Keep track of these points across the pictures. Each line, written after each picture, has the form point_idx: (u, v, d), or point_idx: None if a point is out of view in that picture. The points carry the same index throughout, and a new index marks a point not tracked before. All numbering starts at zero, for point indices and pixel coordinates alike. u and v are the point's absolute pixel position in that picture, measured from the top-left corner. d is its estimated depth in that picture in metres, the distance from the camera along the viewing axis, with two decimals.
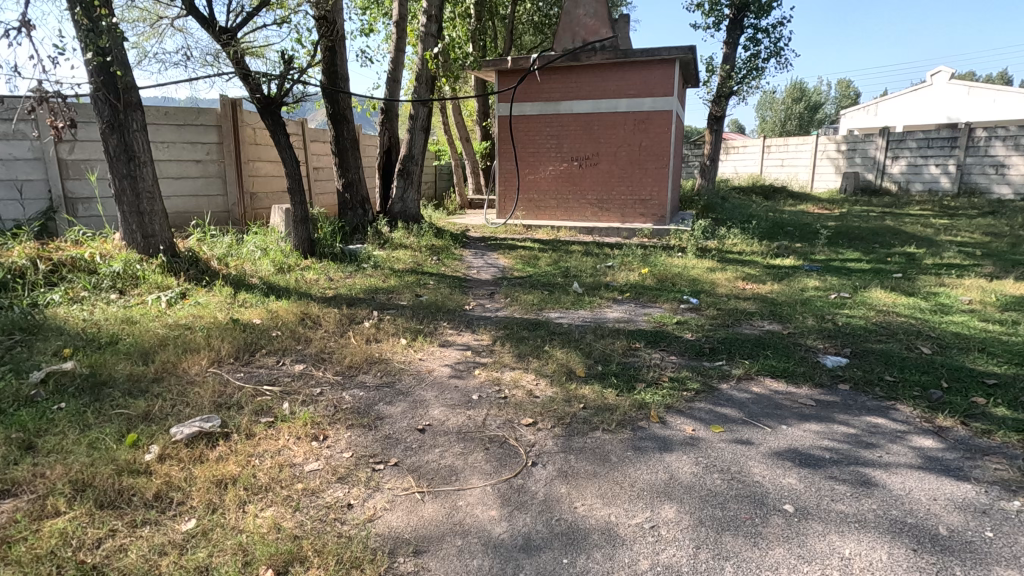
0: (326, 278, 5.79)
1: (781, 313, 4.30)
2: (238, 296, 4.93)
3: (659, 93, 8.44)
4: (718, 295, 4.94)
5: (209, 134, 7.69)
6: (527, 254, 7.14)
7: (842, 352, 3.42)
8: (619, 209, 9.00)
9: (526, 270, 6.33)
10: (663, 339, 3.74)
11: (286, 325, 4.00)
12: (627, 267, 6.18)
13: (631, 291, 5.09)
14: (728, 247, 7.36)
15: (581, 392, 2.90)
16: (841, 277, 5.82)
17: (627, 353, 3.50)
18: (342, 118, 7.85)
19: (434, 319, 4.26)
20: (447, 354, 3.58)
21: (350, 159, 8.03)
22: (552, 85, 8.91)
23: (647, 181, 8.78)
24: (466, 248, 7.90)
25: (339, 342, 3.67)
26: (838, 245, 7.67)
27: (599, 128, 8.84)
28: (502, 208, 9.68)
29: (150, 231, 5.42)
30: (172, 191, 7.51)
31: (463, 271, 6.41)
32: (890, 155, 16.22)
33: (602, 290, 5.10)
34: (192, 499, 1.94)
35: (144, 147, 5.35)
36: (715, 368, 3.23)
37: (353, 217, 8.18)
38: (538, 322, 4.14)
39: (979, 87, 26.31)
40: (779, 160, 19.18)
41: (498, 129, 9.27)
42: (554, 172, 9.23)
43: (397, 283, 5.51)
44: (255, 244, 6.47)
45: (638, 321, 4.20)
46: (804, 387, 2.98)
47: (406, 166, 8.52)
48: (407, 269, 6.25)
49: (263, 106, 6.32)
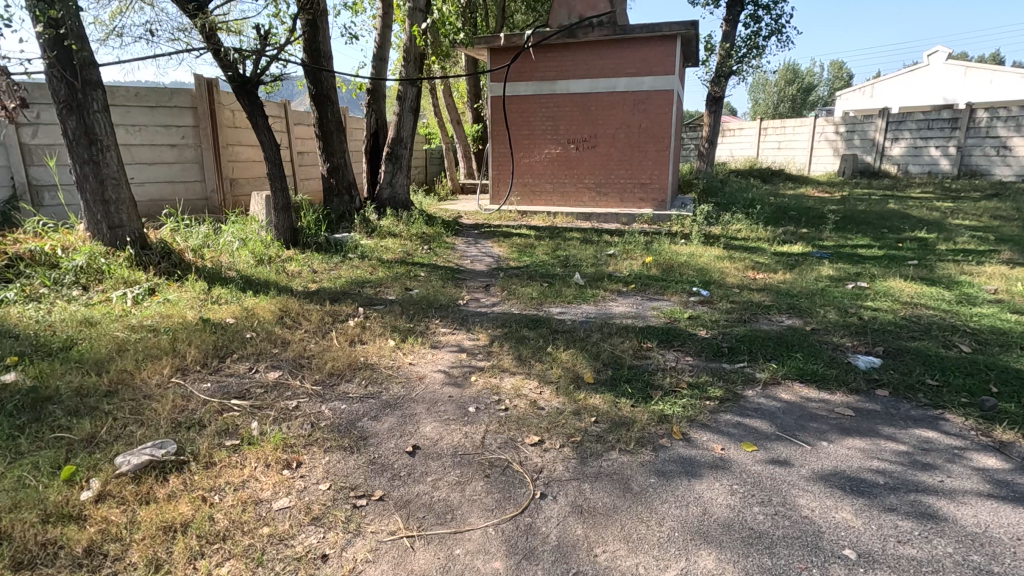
0: (308, 270, 5.41)
1: (800, 306, 3.99)
2: (213, 291, 4.55)
3: (660, 71, 8.04)
4: (729, 286, 4.62)
5: (184, 116, 7.23)
6: (524, 243, 6.79)
7: (874, 351, 3.11)
8: (617, 194, 8.65)
9: (522, 259, 5.99)
10: (676, 338, 3.42)
11: (263, 324, 3.64)
12: (630, 255, 5.84)
13: (637, 282, 4.76)
14: (733, 234, 7.04)
15: (591, 404, 2.58)
16: (854, 265, 5.52)
17: (639, 354, 3.17)
18: (326, 99, 7.41)
19: (425, 316, 3.91)
20: (441, 357, 3.23)
21: (335, 143, 7.61)
22: (547, 64, 8.48)
23: (647, 164, 8.41)
24: (459, 236, 7.52)
25: (321, 345, 3.32)
26: (845, 230, 7.37)
27: (596, 109, 8.44)
28: (496, 194, 9.30)
29: (117, 221, 5.01)
30: (145, 177, 7.06)
31: (456, 261, 6.05)
32: (889, 137, 15.91)
33: (605, 281, 4.77)
34: (132, 553, 1.60)
35: (107, 130, 4.91)
36: (738, 371, 2.92)
37: (340, 204, 7.78)
38: (539, 318, 3.80)
39: (975, 68, 25.99)
40: (776, 142, 18.84)
41: (490, 111, 8.85)
42: (549, 155, 8.84)
43: (386, 275, 5.14)
44: (233, 234, 6.05)
45: (647, 317, 3.87)
46: (838, 393, 2.68)
47: (394, 149, 8.10)
48: (396, 260, 5.88)
49: (237, 87, 5.80)
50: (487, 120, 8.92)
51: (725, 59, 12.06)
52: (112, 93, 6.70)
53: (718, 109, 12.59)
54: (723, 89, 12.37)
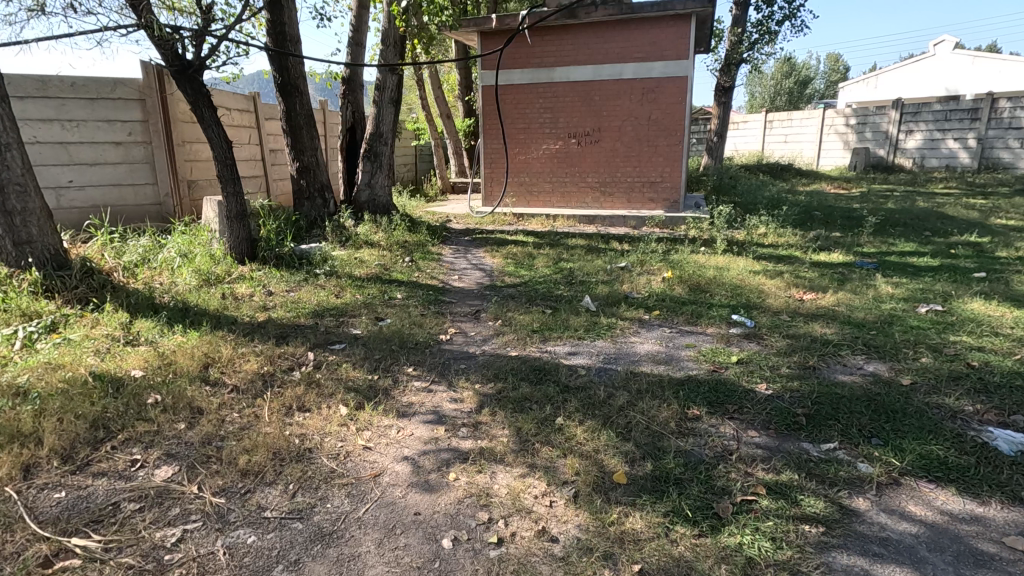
0: (262, 293, 4.50)
1: (878, 343, 3.10)
2: (133, 327, 3.61)
3: (671, 55, 7.13)
4: (775, 313, 3.74)
5: (129, 109, 6.25)
6: (520, 253, 5.87)
7: (1014, 423, 2.23)
8: (624, 194, 7.76)
9: (519, 274, 5.10)
10: (730, 399, 2.54)
11: (175, 383, 2.71)
12: (646, 270, 4.94)
13: (660, 308, 3.86)
14: (760, 240, 6.15)
15: (630, 535, 1.68)
16: (912, 279, 4.64)
17: (685, 429, 2.29)
18: (293, 89, 6.48)
19: (394, 363, 3.01)
20: (409, 435, 2.33)
21: (305, 139, 6.69)
22: (544, 48, 7.56)
23: (657, 161, 7.51)
24: (446, 244, 6.61)
25: (246, 417, 2.41)
26: (886, 234, 6.49)
27: (600, 99, 7.53)
28: (488, 195, 8.39)
29: (25, 236, 4.03)
30: (84, 180, 6.10)
31: (441, 277, 5.14)
32: (903, 129, 15.05)
33: (622, 307, 3.85)
34: None
35: (4, 123, 3.88)
36: (832, 462, 2.04)
37: (311, 209, 6.90)
38: (542, 366, 2.89)
39: (981, 57, 25.18)
40: (782, 136, 18.11)
41: (482, 102, 7.94)
42: (548, 151, 7.93)
43: (354, 300, 4.23)
44: (178, 247, 5.11)
45: (683, 363, 2.96)
46: (996, 506, 1.80)
47: (372, 145, 7.15)
48: (370, 277, 4.97)
49: (176, 74, 4.79)
50: (478, 113, 8.01)
51: (735, 45, 11.17)
52: (43, 83, 5.74)
53: (727, 99, 11.69)
54: (733, 78, 11.46)
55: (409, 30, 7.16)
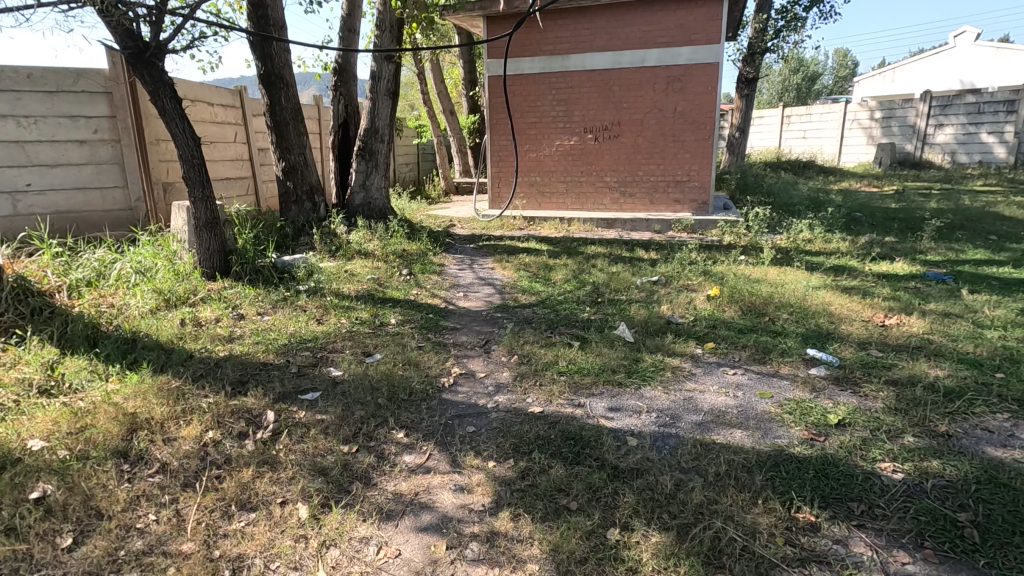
0: (231, 318, 3.78)
1: (1018, 395, 2.35)
2: (59, 369, 2.87)
3: (701, 39, 6.37)
4: (860, 347, 2.99)
5: (94, 103, 5.35)
6: (533, 265, 5.13)
7: None
8: (646, 195, 7.00)
9: (534, 290, 4.36)
10: (852, 491, 1.79)
11: (73, 471, 1.95)
12: (683, 287, 4.19)
13: (714, 340, 3.12)
14: (807, 247, 5.39)
15: None
16: (1006, 297, 3.87)
17: (803, 553, 1.55)
18: (277, 79, 5.77)
19: (379, 426, 2.28)
20: (393, 558, 1.59)
21: (291, 135, 5.99)
22: (558, 33, 6.82)
23: (684, 157, 6.76)
24: (450, 253, 5.89)
25: (162, 530, 1.69)
26: (949, 239, 5.71)
27: (620, 89, 6.78)
28: (495, 196, 7.66)
29: None
30: (44, 183, 5.24)
31: (444, 294, 4.41)
32: (933, 122, 14.19)
33: (667, 338, 3.11)
34: None
35: None
36: None
37: (299, 214, 6.18)
38: (578, 435, 2.15)
39: (1004, 48, 24.21)
40: (801, 132, 17.27)
41: (489, 94, 7.21)
42: (561, 147, 7.19)
43: (338, 328, 3.51)
44: (137, 261, 4.38)
45: (764, 425, 2.21)
46: None
47: (367, 142, 6.41)
48: (360, 295, 4.25)
49: (131, 58, 4.05)
50: (484, 106, 7.27)
51: (759, 33, 10.35)
52: None
53: (750, 92, 10.89)
54: (757, 69, 10.66)
55: (407, 13, 6.41)
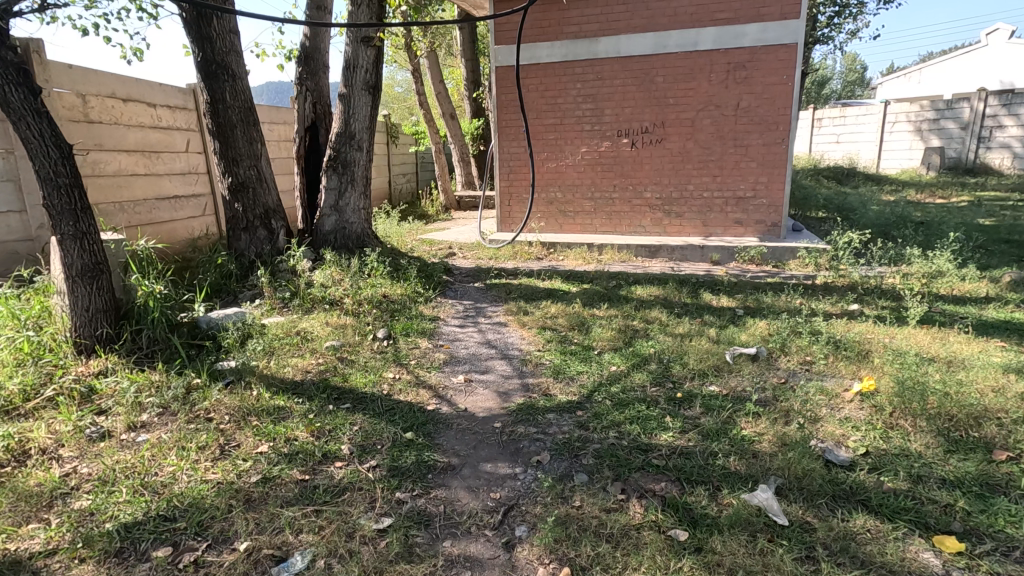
0: (88, 439, 2.30)
1: None
2: None
3: (773, 15, 4.89)
4: None
5: None
6: (563, 322, 3.62)
7: None
8: (697, 215, 5.52)
9: (573, 372, 2.86)
10: None
11: None
12: (807, 373, 2.69)
13: (949, 524, 1.62)
14: (942, 292, 3.88)
15: None
16: None
17: None
18: (220, 69, 4.31)
19: None
20: None
21: (239, 142, 4.53)
22: (586, 9, 5.35)
23: (747, 167, 5.27)
24: (447, 297, 4.41)
25: None
26: None
27: (664, 81, 5.31)
28: (505, 216, 6.20)
29: None
30: None
31: (434, 376, 2.92)
32: (991, 122, 12.62)
33: (855, 525, 1.61)
34: None
35: None
36: None
37: (250, 244, 4.72)
38: None
39: None
40: (834, 135, 15.74)
41: (498, 90, 5.77)
42: (588, 156, 5.72)
43: (246, 474, 2.01)
44: None
45: None
46: None
47: (340, 150, 4.95)
48: (308, 384, 2.77)
49: None
50: (491, 105, 5.84)
51: (811, 20, 8.84)
52: None
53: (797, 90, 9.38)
54: (806, 62, 9.14)
55: None
